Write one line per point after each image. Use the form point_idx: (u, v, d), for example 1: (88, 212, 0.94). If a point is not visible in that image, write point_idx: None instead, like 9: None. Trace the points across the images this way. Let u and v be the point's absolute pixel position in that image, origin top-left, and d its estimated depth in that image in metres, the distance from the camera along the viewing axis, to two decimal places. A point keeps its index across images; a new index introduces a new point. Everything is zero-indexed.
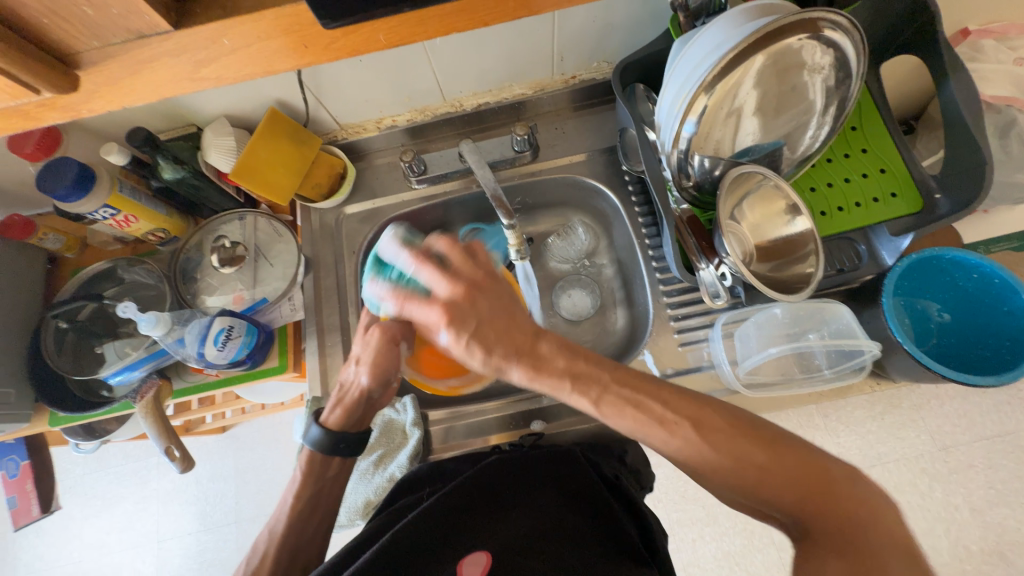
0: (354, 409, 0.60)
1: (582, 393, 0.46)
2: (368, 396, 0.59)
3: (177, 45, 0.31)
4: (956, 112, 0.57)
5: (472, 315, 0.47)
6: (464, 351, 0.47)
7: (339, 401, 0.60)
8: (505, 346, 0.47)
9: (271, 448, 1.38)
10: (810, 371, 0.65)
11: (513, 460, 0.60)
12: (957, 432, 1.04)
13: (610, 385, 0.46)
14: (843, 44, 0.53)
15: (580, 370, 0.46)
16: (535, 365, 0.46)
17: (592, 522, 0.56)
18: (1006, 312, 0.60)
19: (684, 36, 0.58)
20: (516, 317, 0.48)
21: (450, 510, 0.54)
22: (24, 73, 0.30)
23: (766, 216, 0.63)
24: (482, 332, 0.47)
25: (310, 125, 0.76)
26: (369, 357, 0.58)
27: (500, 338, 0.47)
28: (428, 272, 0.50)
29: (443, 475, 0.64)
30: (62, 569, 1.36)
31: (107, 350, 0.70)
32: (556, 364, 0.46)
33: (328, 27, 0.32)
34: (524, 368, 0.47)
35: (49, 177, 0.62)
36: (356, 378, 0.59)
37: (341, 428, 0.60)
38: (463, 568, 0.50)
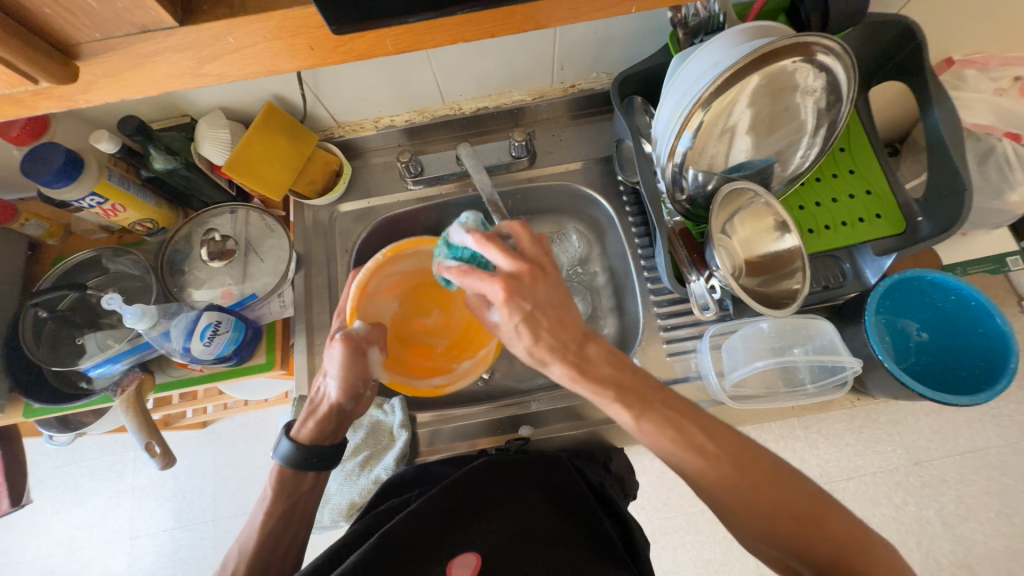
0: (325, 423, 0.59)
1: (625, 405, 0.48)
2: (340, 409, 0.59)
3: (180, 41, 0.31)
4: (940, 139, 0.59)
5: (530, 305, 0.47)
6: (513, 331, 0.47)
7: (312, 413, 0.59)
8: (558, 342, 0.47)
9: (252, 445, 1.35)
10: (793, 386, 0.67)
11: (504, 463, 0.61)
12: (931, 447, 1.07)
13: (651, 405, 0.48)
14: (835, 69, 0.55)
15: (619, 380, 0.48)
16: (581, 366, 0.48)
17: (580, 528, 0.57)
18: (981, 334, 0.62)
19: (682, 52, 0.59)
20: (569, 318, 0.48)
21: (441, 511, 0.53)
22: (23, 64, 0.29)
23: (754, 232, 0.65)
24: (535, 317, 0.47)
25: (307, 121, 0.76)
26: (336, 371, 0.57)
27: (557, 331, 0.47)
28: (492, 249, 0.48)
29: (430, 477, 0.64)
30: (28, 565, 1.31)
31: (88, 341, 0.69)
32: (603, 368, 0.48)
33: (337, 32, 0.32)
34: (568, 369, 0.48)
35: (35, 163, 0.60)
36: (326, 392, 0.59)
37: (312, 442, 0.58)
38: (452, 568, 0.50)
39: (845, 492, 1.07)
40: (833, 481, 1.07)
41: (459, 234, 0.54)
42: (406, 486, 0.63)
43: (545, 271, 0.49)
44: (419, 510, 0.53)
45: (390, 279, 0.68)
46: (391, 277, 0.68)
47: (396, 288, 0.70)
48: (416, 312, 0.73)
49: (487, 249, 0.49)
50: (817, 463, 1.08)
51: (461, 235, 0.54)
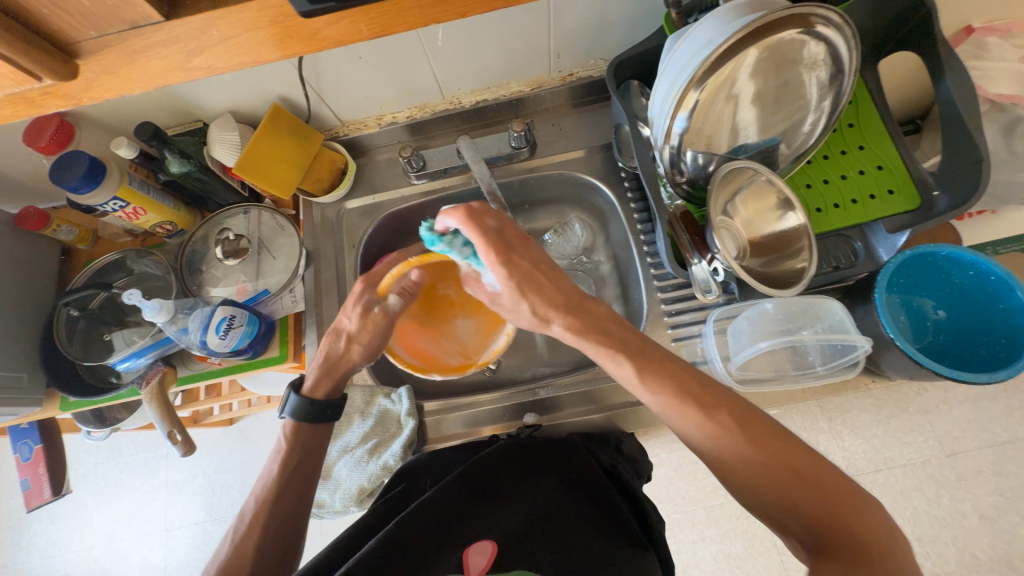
0: (339, 379, 0.63)
1: (627, 358, 0.51)
2: (355, 366, 0.64)
3: (167, 34, 0.33)
4: (953, 108, 0.57)
5: (518, 273, 0.51)
6: (511, 290, 0.52)
7: (324, 372, 0.63)
8: (550, 298, 0.52)
9: (275, 442, 1.40)
10: (803, 368, 0.65)
11: (517, 449, 0.61)
12: (966, 438, 1.02)
13: (651, 359, 0.52)
14: (836, 40, 0.54)
15: (590, 322, 0.53)
16: (583, 318, 0.52)
17: (590, 509, 0.57)
18: (1002, 310, 0.59)
19: (677, 32, 0.58)
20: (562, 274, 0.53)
21: (454, 498, 0.55)
22: (26, 61, 0.31)
23: (757, 212, 0.63)
24: (528, 277, 0.51)
25: (312, 121, 0.78)
26: (364, 335, 0.63)
27: (552, 286, 0.52)
28: (467, 223, 0.50)
29: (442, 465, 0.64)
30: (74, 555, 1.40)
31: (115, 338, 0.72)
32: (592, 317, 0.53)
33: (307, 15, 0.32)
34: (568, 322, 0.53)
35: (62, 170, 0.64)
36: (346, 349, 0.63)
37: (324, 398, 0.62)
38: (469, 557, 0.50)
39: (873, 484, 1.03)
40: (860, 473, 1.04)
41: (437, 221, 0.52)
42: (417, 474, 0.64)
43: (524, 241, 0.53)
44: (431, 498, 0.54)
45: (445, 351, 0.73)
46: (432, 343, 0.73)
47: (440, 333, 0.75)
48: (451, 306, 0.76)
49: (469, 233, 0.50)
50: (841, 455, 1.05)
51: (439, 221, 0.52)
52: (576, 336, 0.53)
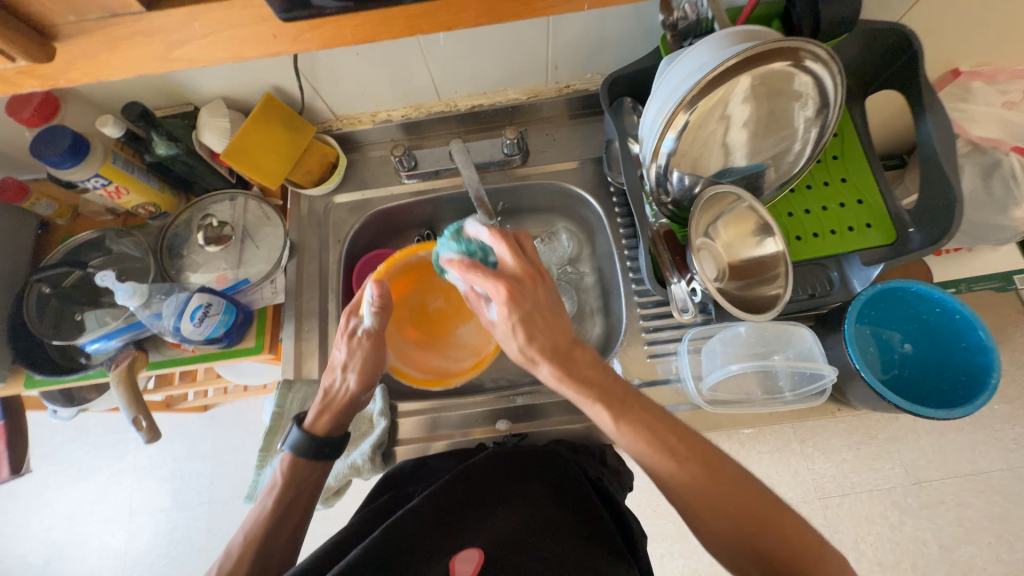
0: (340, 415, 0.61)
1: (605, 405, 0.48)
2: (355, 400, 0.61)
3: (150, 24, 0.33)
4: (931, 148, 0.59)
5: (525, 307, 0.49)
6: (508, 327, 0.49)
7: (326, 406, 0.61)
8: (544, 342, 0.49)
9: (250, 431, 1.38)
10: (772, 394, 0.66)
11: (500, 459, 0.62)
12: (931, 467, 1.04)
13: (631, 408, 0.48)
14: (823, 75, 0.55)
15: (575, 372, 0.49)
16: (566, 366, 0.49)
17: (578, 521, 0.56)
18: (965, 348, 0.61)
19: (671, 54, 0.59)
20: (558, 320, 0.51)
21: (440, 507, 0.54)
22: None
23: (738, 236, 0.65)
24: (530, 315, 0.49)
25: (306, 113, 0.78)
26: (358, 363, 0.61)
27: (546, 331, 0.50)
28: (502, 245, 0.51)
29: (429, 472, 0.65)
30: (32, 535, 1.36)
31: (88, 318, 0.71)
32: (583, 370, 0.50)
33: (288, 19, 0.33)
34: (554, 366, 0.49)
35: (43, 144, 0.63)
36: (343, 380, 0.61)
37: (325, 433, 0.60)
38: (456, 565, 0.48)
39: (840, 508, 1.05)
40: (827, 497, 1.06)
41: (471, 228, 0.55)
42: (404, 479, 0.64)
43: (537, 278, 0.51)
44: (417, 506, 0.53)
45: (458, 357, 0.72)
46: (443, 356, 0.72)
47: (449, 343, 0.73)
48: (447, 313, 0.75)
49: (474, 277, 0.50)
50: (811, 477, 1.06)
51: (474, 228, 0.54)
52: (560, 382, 0.50)
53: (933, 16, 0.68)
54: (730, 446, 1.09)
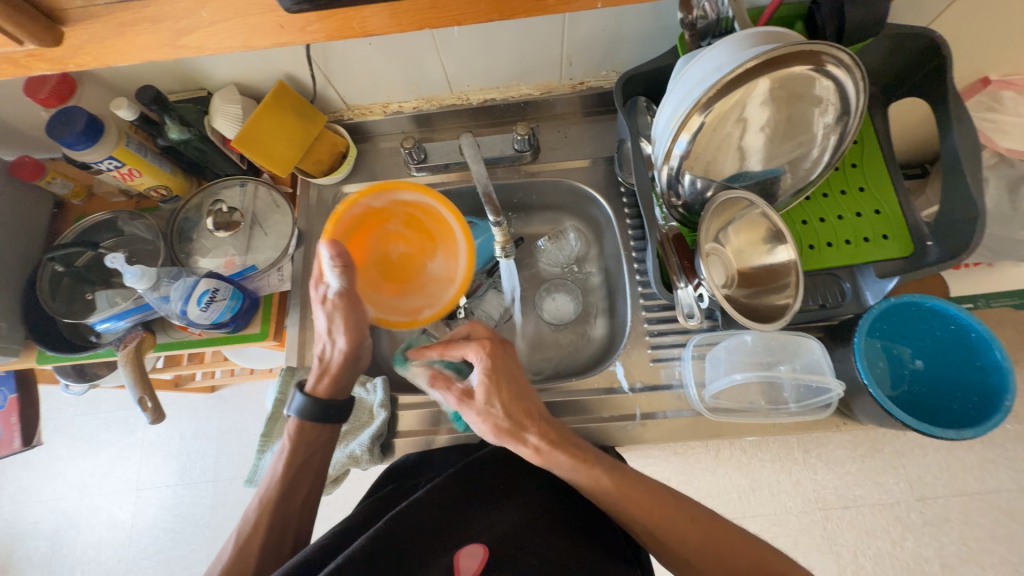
0: (337, 377, 0.62)
1: (597, 466, 0.53)
2: (351, 356, 0.61)
3: (158, 11, 0.33)
4: (956, 160, 0.57)
5: (499, 376, 0.55)
6: (486, 389, 0.54)
7: (324, 371, 0.62)
8: (519, 409, 0.54)
9: (255, 414, 1.40)
10: (775, 404, 0.65)
11: (506, 449, 0.62)
12: (937, 484, 1.02)
13: (635, 481, 0.53)
14: (845, 80, 0.53)
15: (556, 436, 0.54)
16: (550, 438, 0.53)
17: (575, 518, 0.58)
18: (979, 368, 0.59)
19: (689, 53, 0.58)
20: (526, 391, 0.56)
21: (444, 502, 0.54)
22: (10, 24, 0.31)
23: (749, 242, 0.63)
24: (503, 379, 0.55)
25: (318, 102, 0.77)
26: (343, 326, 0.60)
27: (518, 403, 0.54)
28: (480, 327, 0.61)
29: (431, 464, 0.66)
30: (43, 504, 1.40)
31: (98, 297, 0.72)
32: (560, 434, 0.54)
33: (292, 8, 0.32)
34: (539, 434, 0.53)
35: (59, 124, 0.64)
36: (334, 345, 0.61)
37: (329, 397, 0.61)
38: (461, 561, 0.50)
39: (840, 520, 1.04)
40: (828, 508, 1.04)
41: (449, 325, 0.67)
42: (405, 473, 0.65)
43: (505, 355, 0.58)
44: (421, 501, 0.53)
45: (438, 291, 0.70)
46: (421, 294, 0.70)
47: (422, 281, 0.70)
48: (410, 253, 0.71)
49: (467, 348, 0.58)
50: (812, 488, 1.05)
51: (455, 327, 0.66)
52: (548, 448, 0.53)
53: (965, 21, 0.65)
54: (732, 452, 1.08)
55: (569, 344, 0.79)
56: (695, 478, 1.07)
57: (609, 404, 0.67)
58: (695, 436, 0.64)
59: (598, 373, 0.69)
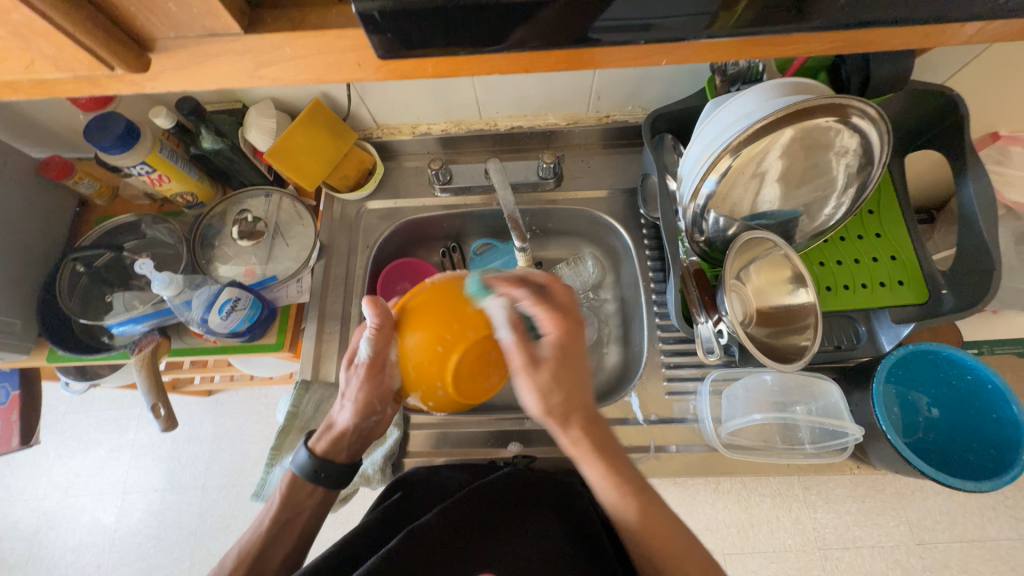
0: (343, 440, 0.58)
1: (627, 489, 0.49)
2: (357, 429, 0.58)
3: (243, 46, 0.34)
4: (973, 213, 0.58)
5: (552, 383, 0.47)
6: (543, 405, 0.48)
7: (329, 431, 0.58)
8: (580, 402, 0.49)
9: (250, 420, 1.39)
10: (791, 444, 0.66)
11: (518, 478, 0.60)
12: (938, 529, 1.01)
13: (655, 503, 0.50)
14: (869, 132, 0.55)
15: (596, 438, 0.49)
16: (597, 444, 0.49)
17: (586, 558, 0.54)
18: (995, 420, 0.61)
19: (718, 98, 0.60)
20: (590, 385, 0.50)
21: (452, 525, 0.54)
22: (105, 52, 0.32)
23: (769, 282, 0.65)
24: (569, 373, 0.48)
25: (349, 119, 0.79)
26: (359, 396, 0.56)
27: (585, 392, 0.49)
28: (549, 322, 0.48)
29: (439, 484, 0.64)
30: (25, 503, 1.36)
31: (116, 299, 0.72)
32: (607, 442, 0.50)
33: (384, 58, 0.34)
34: (586, 432, 0.49)
35: (97, 129, 0.65)
36: (344, 409, 0.57)
37: (331, 457, 0.58)
38: None
39: (839, 561, 1.03)
40: (827, 548, 1.03)
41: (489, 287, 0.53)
42: (415, 487, 0.64)
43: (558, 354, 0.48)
44: (430, 524, 0.53)
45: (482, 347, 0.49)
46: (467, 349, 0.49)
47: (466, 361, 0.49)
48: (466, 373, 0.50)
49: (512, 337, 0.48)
50: (813, 526, 1.04)
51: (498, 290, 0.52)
52: (587, 451, 0.49)
53: (979, 80, 0.68)
54: (732, 485, 1.07)
55: None
56: (695, 510, 1.06)
57: (622, 434, 0.67)
58: (707, 472, 0.64)
59: (613, 404, 0.68)
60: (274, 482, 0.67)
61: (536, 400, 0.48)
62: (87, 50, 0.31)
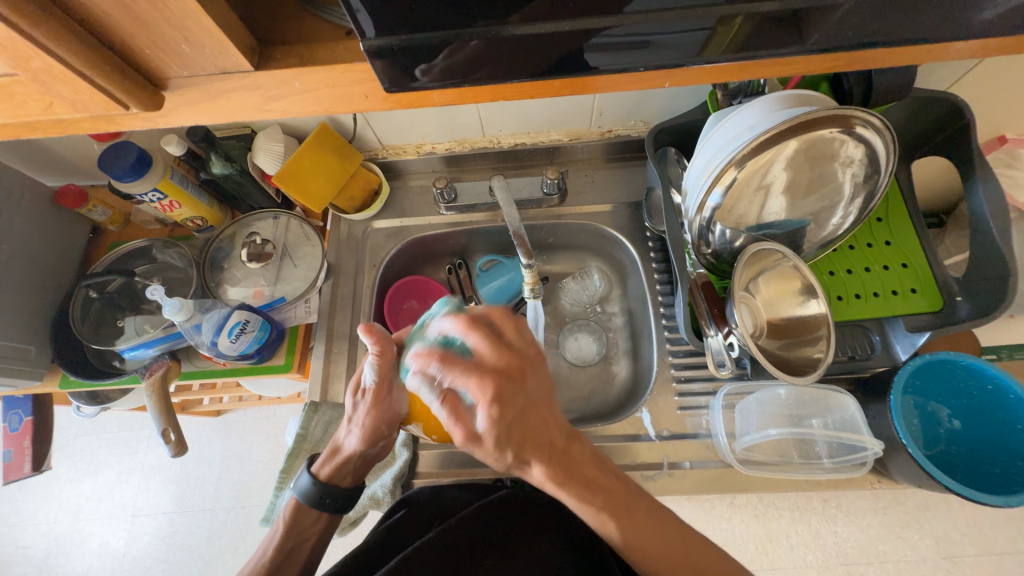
0: (348, 465, 0.57)
1: (610, 514, 0.47)
2: (363, 456, 0.57)
3: (253, 81, 0.35)
4: (984, 220, 0.58)
5: (509, 423, 0.43)
6: (495, 438, 0.43)
7: (333, 455, 0.57)
8: (536, 441, 0.45)
9: (259, 440, 1.39)
10: (809, 458, 0.65)
11: (523, 496, 0.60)
12: (964, 542, 0.98)
13: (640, 519, 0.48)
14: (874, 142, 0.55)
15: (567, 464, 0.47)
16: (563, 465, 0.47)
17: None
18: (1019, 431, 0.59)
19: (720, 111, 0.60)
20: (548, 417, 0.47)
21: (457, 542, 0.53)
22: (121, 92, 0.33)
23: (779, 294, 0.64)
24: (518, 421, 0.44)
25: (355, 141, 0.81)
26: (366, 421, 0.55)
27: (540, 427, 0.46)
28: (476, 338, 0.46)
29: (444, 504, 0.63)
30: (35, 528, 1.36)
31: (127, 324, 0.73)
32: (578, 468, 0.48)
33: (390, 90, 0.35)
34: (550, 466, 0.46)
35: (111, 158, 0.66)
36: (349, 435, 0.56)
37: (335, 483, 0.57)
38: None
39: None
40: (850, 564, 1.00)
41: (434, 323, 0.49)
42: (419, 505, 0.62)
43: (507, 383, 0.45)
44: (434, 538, 0.53)
45: None
46: None
47: None
48: None
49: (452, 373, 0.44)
50: (834, 541, 1.01)
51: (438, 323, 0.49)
52: (557, 484, 0.46)
53: (982, 86, 0.68)
54: (748, 499, 1.05)
55: (591, 386, 0.79)
56: (712, 526, 1.03)
57: (635, 451, 0.66)
58: (723, 489, 0.63)
59: (624, 420, 0.67)
60: (283, 505, 0.67)
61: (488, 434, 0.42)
62: (104, 91, 0.32)
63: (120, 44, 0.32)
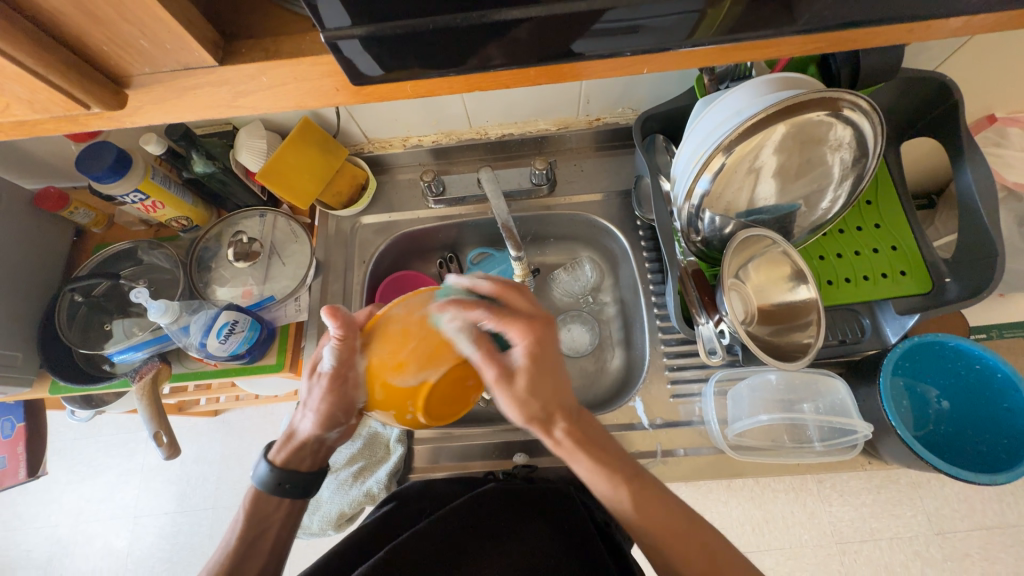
0: (303, 448, 0.56)
1: (622, 481, 0.50)
2: (318, 439, 0.56)
3: (220, 78, 0.34)
4: (972, 200, 0.57)
5: (539, 381, 0.49)
6: (528, 387, 0.49)
7: (289, 438, 0.57)
8: (562, 400, 0.51)
9: (258, 438, 1.39)
10: (801, 442, 0.65)
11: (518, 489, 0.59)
12: (957, 517, 0.99)
13: (648, 488, 0.50)
14: (862, 124, 0.54)
15: (584, 425, 0.53)
16: (581, 428, 0.52)
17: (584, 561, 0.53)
18: (1006, 411, 0.60)
19: (707, 96, 0.60)
20: (566, 378, 0.51)
21: (449, 533, 0.54)
22: (80, 91, 0.32)
23: (769, 280, 0.64)
24: (545, 376, 0.50)
25: (339, 136, 0.79)
26: (320, 406, 0.54)
27: (559, 390, 0.51)
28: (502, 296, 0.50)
29: (436, 494, 0.63)
30: (37, 531, 1.37)
31: (115, 327, 0.72)
32: (590, 432, 0.53)
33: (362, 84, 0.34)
34: (569, 427, 0.51)
35: (90, 159, 0.65)
36: (304, 417, 0.55)
37: (293, 467, 0.56)
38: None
39: (858, 554, 1.01)
40: (845, 542, 1.01)
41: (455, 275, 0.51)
42: (410, 499, 0.62)
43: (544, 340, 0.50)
44: (425, 531, 0.53)
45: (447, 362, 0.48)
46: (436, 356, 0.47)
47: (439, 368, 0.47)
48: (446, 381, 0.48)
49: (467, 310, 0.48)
50: (829, 520, 1.02)
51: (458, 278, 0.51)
52: (575, 446, 0.51)
53: (971, 64, 0.68)
54: (744, 482, 1.06)
55: (585, 377, 0.79)
56: (708, 509, 1.05)
57: (629, 441, 0.66)
58: (717, 475, 0.64)
59: (617, 409, 0.68)
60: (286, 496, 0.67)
61: (530, 379, 0.49)
62: (61, 91, 0.31)
63: (77, 42, 0.31)
